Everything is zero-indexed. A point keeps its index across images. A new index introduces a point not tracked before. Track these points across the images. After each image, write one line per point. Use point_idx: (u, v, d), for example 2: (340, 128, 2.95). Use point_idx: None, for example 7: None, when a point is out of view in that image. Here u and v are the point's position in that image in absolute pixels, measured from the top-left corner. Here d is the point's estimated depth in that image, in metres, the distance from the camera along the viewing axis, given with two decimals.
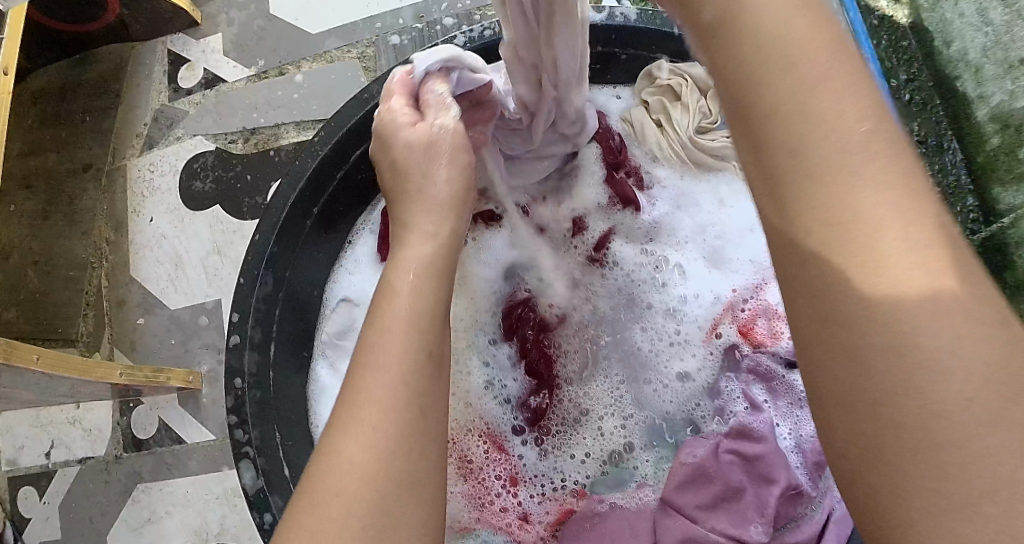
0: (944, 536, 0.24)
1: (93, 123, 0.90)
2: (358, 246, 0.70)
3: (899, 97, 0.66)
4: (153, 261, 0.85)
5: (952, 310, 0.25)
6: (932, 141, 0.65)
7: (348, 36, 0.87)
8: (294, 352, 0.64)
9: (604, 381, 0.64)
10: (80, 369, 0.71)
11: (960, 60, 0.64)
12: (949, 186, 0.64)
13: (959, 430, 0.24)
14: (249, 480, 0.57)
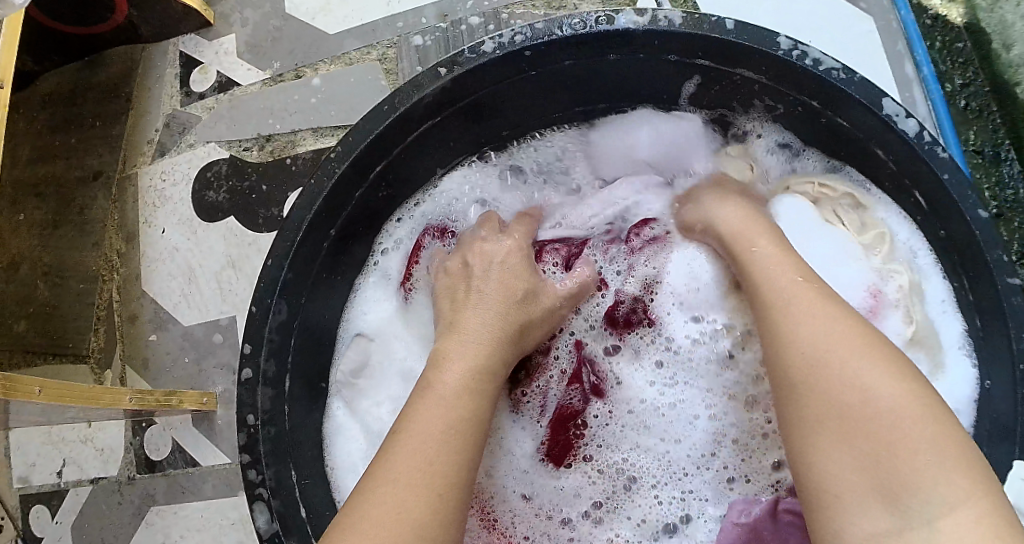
0: (811, 439, 0.42)
1: (104, 129, 0.87)
2: (384, 262, 0.70)
3: (956, 103, 0.77)
4: (165, 275, 0.82)
5: (822, 306, 0.47)
6: (989, 150, 0.76)
7: (368, 36, 0.82)
8: (309, 383, 0.63)
9: (651, 447, 0.65)
10: (87, 398, 0.69)
11: (1021, 64, 0.74)
12: (1008, 200, 0.74)
13: (808, 362, 0.44)
14: (263, 524, 0.56)
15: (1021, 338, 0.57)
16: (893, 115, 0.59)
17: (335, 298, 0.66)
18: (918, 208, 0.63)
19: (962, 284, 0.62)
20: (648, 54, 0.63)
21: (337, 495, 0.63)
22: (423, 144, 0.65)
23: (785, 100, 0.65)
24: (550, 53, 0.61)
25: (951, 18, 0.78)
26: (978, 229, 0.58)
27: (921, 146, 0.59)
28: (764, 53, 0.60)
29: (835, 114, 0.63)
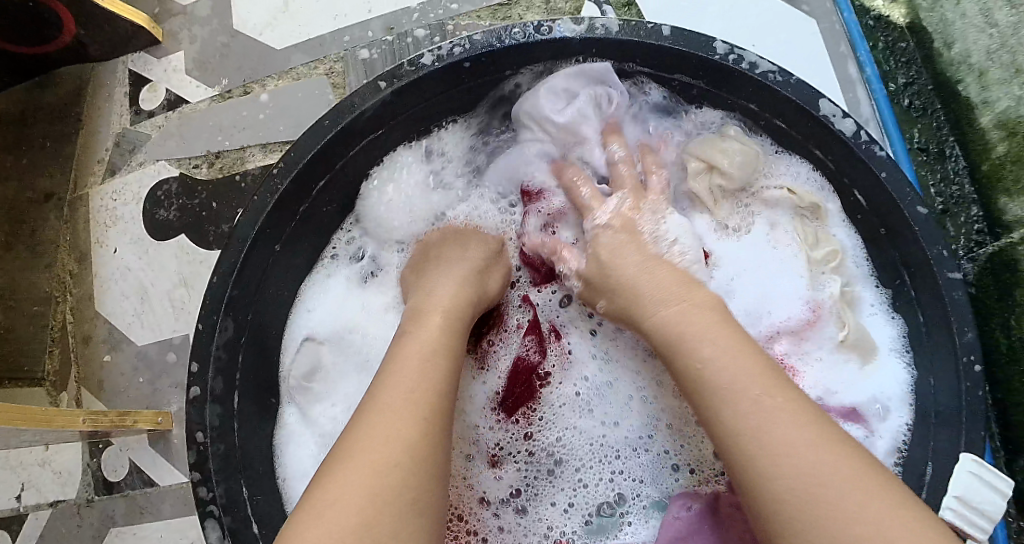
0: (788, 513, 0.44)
1: (55, 149, 0.87)
2: (334, 268, 0.69)
3: (899, 103, 0.78)
4: (119, 295, 0.81)
5: (743, 365, 0.50)
6: (935, 149, 0.76)
7: (315, 51, 0.82)
8: (259, 400, 0.63)
9: (581, 432, 0.67)
10: (41, 420, 0.68)
11: (962, 62, 0.73)
12: (953, 197, 0.75)
13: (756, 432, 0.47)
14: (215, 540, 0.56)
15: (963, 331, 0.59)
16: (829, 116, 0.60)
17: (284, 315, 0.66)
18: (856, 205, 0.64)
19: (903, 281, 0.63)
20: (585, 61, 0.63)
21: (289, 506, 0.63)
22: (367, 157, 0.65)
23: (729, 105, 0.66)
24: (491, 63, 0.62)
25: (894, 18, 0.79)
26: (918, 227, 0.60)
27: (858, 146, 0.60)
28: (701, 58, 0.61)
29: (773, 115, 0.64)
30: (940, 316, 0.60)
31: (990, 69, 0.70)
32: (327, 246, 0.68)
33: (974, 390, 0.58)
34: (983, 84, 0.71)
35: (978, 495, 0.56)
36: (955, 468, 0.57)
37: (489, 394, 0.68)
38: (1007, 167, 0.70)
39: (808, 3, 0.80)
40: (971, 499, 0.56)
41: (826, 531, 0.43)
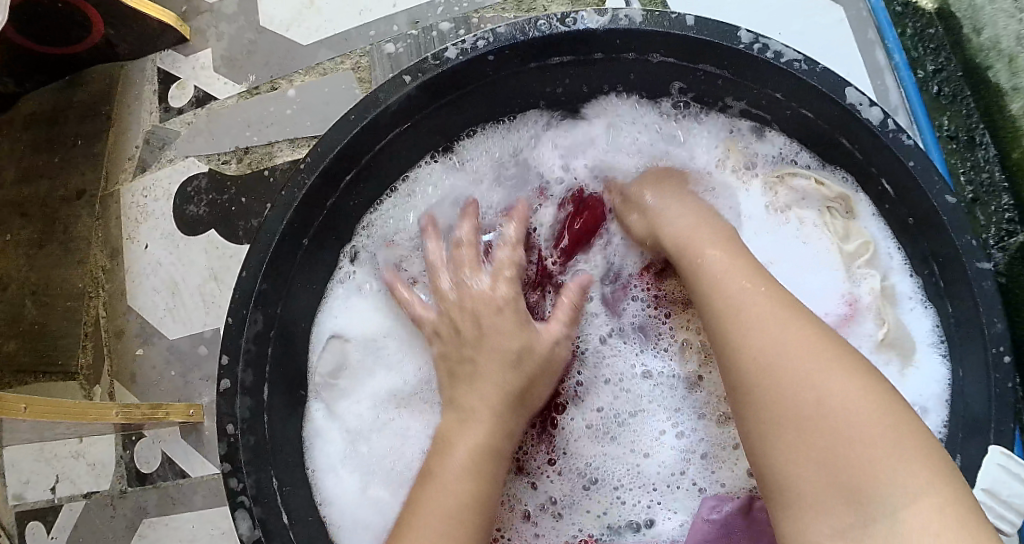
0: (765, 378, 0.46)
1: (86, 147, 0.88)
2: (358, 269, 0.70)
3: (928, 90, 0.76)
4: (150, 290, 0.83)
5: (743, 268, 0.54)
6: (963, 137, 0.75)
7: (340, 46, 0.83)
8: (290, 392, 0.64)
9: (618, 454, 0.67)
10: (73, 414, 0.69)
11: (990, 49, 0.72)
12: (983, 185, 0.73)
13: (748, 309, 0.50)
14: (245, 530, 0.57)
15: (992, 322, 0.58)
16: (855, 104, 0.60)
17: (313, 308, 0.67)
18: (885, 196, 0.64)
19: (932, 271, 0.62)
20: (605, 53, 0.63)
21: (319, 497, 0.64)
22: (393, 152, 0.65)
23: (752, 94, 0.65)
24: (512, 56, 0.61)
25: (922, 5, 0.77)
26: (946, 215, 0.59)
27: (886, 135, 0.59)
28: (725, 47, 0.60)
29: (800, 106, 0.63)
30: (969, 309, 0.59)
31: (1019, 54, 0.69)
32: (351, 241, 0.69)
33: (1004, 384, 0.57)
34: (1014, 71, 0.70)
35: (1005, 488, 0.55)
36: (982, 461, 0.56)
37: None
38: None
39: None
40: (998, 492, 0.55)
41: (800, 396, 0.44)
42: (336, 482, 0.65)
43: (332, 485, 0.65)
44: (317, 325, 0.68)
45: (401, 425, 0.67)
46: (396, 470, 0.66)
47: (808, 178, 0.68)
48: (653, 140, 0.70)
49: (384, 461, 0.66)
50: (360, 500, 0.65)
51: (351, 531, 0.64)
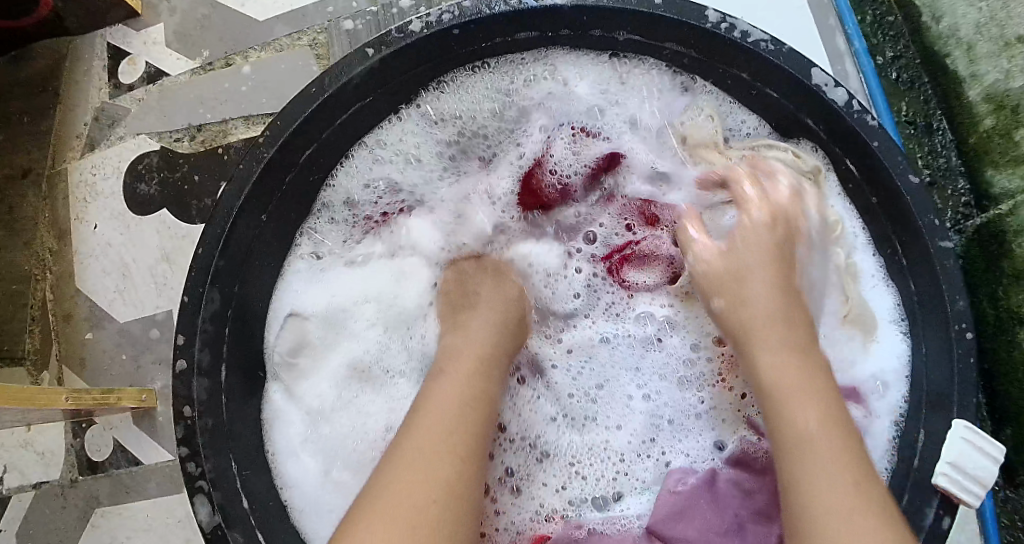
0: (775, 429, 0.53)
1: (33, 124, 0.85)
2: (324, 235, 0.68)
3: (886, 76, 0.74)
4: (100, 272, 0.80)
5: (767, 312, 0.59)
6: (921, 123, 0.73)
7: (297, 22, 0.80)
8: (247, 373, 0.62)
9: (587, 428, 0.67)
10: (20, 399, 0.65)
11: (949, 36, 0.70)
12: (939, 169, 0.72)
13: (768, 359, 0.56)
14: (204, 516, 0.55)
15: (954, 299, 0.57)
16: (820, 85, 0.59)
17: (269, 287, 0.65)
18: (848, 175, 0.63)
19: (894, 249, 0.62)
20: (572, 30, 0.62)
21: (280, 480, 0.62)
22: (354, 127, 0.64)
23: (716, 72, 0.64)
24: (480, 33, 0.61)
25: None
26: (909, 195, 0.58)
27: (850, 115, 0.59)
28: (690, 25, 0.59)
29: (764, 85, 0.62)
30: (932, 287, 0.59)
31: (978, 43, 0.69)
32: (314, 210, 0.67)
33: (966, 358, 0.56)
34: (972, 58, 0.69)
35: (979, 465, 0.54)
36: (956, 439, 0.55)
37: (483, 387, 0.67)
38: (996, 140, 0.68)
39: None
40: (963, 464, 0.54)
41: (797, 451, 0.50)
42: (297, 467, 0.63)
43: (295, 469, 0.63)
44: (276, 301, 0.66)
45: (368, 402, 0.67)
46: (360, 455, 0.65)
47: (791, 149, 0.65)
48: (646, 102, 0.68)
49: (347, 443, 0.65)
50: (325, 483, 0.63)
51: (314, 515, 0.61)
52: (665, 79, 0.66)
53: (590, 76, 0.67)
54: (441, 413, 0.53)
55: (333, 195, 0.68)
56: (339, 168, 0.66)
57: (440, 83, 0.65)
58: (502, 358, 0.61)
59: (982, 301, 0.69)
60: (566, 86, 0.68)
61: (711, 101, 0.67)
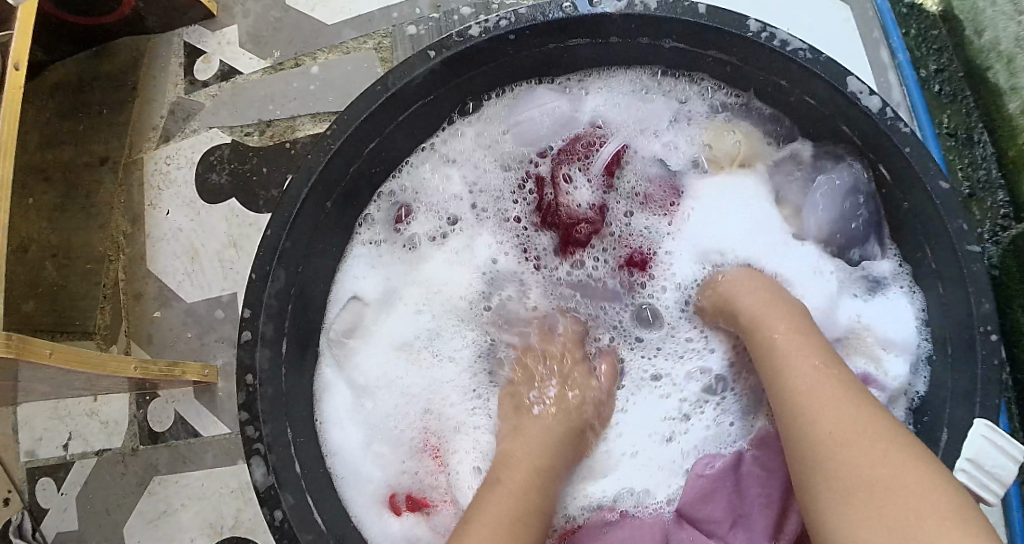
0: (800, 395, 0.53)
1: (111, 116, 0.91)
2: (374, 211, 0.70)
3: (929, 89, 0.75)
4: (170, 255, 0.84)
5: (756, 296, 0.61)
6: (963, 135, 0.74)
7: (364, 26, 0.85)
8: (305, 349, 0.64)
9: (638, 420, 0.67)
10: (95, 365, 0.68)
11: (990, 50, 0.70)
12: (979, 181, 0.72)
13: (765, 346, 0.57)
14: (260, 477, 0.56)
15: (980, 302, 0.56)
16: (856, 93, 0.58)
17: (329, 274, 0.68)
18: (880, 180, 0.62)
19: (924, 254, 0.61)
20: (620, 37, 0.63)
21: (327, 449, 0.64)
22: (415, 125, 0.67)
23: (758, 81, 0.64)
24: (536, 36, 0.63)
25: (926, 7, 0.76)
26: (940, 201, 0.57)
27: (884, 122, 0.58)
28: (731, 34, 0.60)
29: (802, 91, 0.62)
30: (959, 292, 0.57)
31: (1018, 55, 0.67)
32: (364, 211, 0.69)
33: (989, 360, 0.55)
34: (1012, 71, 0.68)
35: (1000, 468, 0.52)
36: (968, 433, 0.54)
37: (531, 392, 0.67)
38: None
39: None
40: (983, 461, 0.52)
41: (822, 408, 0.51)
42: (342, 437, 0.66)
43: (339, 439, 0.65)
44: (337, 285, 0.69)
45: (414, 383, 0.69)
46: (400, 434, 0.68)
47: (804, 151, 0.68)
48: (676, 107, 0.70)
49: (388, 421, 0.68)
50: (365, 455, 0.66)
51: (353, 483, 0.64)
52: (689, 89, 0.69)
53: (619, 85, 0.70)
54: (496, 528, 0.54)
55: (402, 193, 0.71)
56: (406, 163, 0.70)
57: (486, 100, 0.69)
58: (558, 474, 0.61)
59: (1015, 312, 0.69)
60: (593, 99, 0.71)
61: (731, 111, 0.69)
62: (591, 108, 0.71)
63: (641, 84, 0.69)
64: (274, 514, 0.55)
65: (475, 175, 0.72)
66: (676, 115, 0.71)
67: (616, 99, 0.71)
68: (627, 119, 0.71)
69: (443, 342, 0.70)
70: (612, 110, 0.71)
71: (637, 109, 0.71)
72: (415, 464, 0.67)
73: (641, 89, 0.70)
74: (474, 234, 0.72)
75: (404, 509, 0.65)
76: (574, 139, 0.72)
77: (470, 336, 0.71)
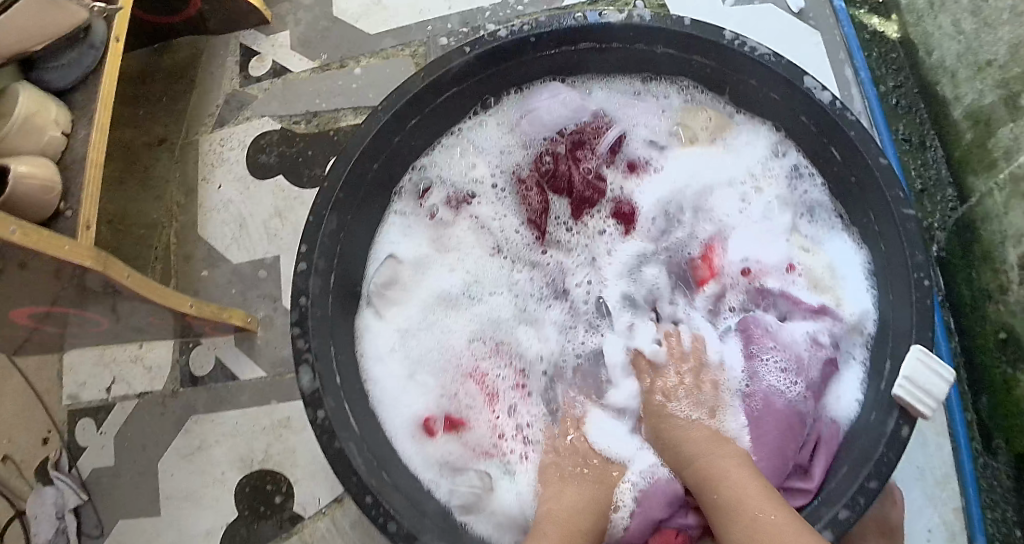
0: (752, 523, 0.56)
1: (170, 103, 1.03)
2: (406, 185, 0.82)
3: (887, 101, 0.84)
4: (219, 223, 0.95)
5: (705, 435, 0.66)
6: (916, 140, 0.82)
7: (402, 37, 0.99)
8: (350, 291, 0.75)
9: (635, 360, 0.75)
10: (161, 295, 0.77)
11: (938, 67, 0.78)
12: (930, 179, 0.80)
13: (720, 476, 0.61)
14: (306, 381, 0.66)
15: (913, 254, 0.63)
16: (810, 88, 0.69)
17: (372, 233, 0.79)
18: (833, 161, 0.71)
19: (869, 218, 0.69)
20: (621, 43, 0.76)
21: (366, 376, 0.74)
22: (451, 109, 0.79)
23: (732, 81, 0.75)
24: (552, 39, 0.76)
25: (887, 34, 0.86)
26: (880, 173, 0.66)
27: (834, 112, 0.68)
28: (712, 41, 0.72)
29: (768, 89, 0.73)
30: (896, 248, 0.65)
31: (959, 70, 0.75)
32: (401, 183, 0.81)
33: (922, 300, 0.62)
34: (955, 83, 0.75)
35: (934, 386, 0.59)
36: (905, 358, 0.61)
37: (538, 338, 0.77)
38: (973, 153, 0.74)
39: (814, 18, 0.87)
40: (918, 380, 0.59)
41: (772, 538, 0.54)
42: (381, 370, 0.75)
43: (378, 370, 0.75)
44: (377, 247, 0.80)
45: (448, 328, 0.78)
46: (438, 368, 0.76)
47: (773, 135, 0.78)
48: (664, 100, 0.81)
49: (429, 356, 0.76)
50: (406, 384, 0.75)
51: (393, 407, 0.73)
52: (671, 86, 0.80)
53: (614, 82, 0.82)
54: None
55: (430, 170, 0.82)
56: (437, 145, 0.82)
57: (504, 97, 0.82)
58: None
59: (959, 285, 0.76)
60: (597, 93, 0.82)
61: (710, 102, 0.80)
62: (596, 101, 0.82)
63: (633, 81, 0.81)
64: (318, 412, 0.65)
65: (500, 156, 0.83)
66: (665, 107, 0.81)
67: (616, 93, 0.82)
68: (625, 109, 0.82)
69: (478, 285, 0.80)
70: (611, 103, 0.82)
71: (633, 102, 0.82)
72: (450, 393, 0.75)
73: (633, 85, 0.81)
74: (495, 205, 0.82)
75: (440, 431, 0.73)
76: (581, 124, 0.82)
77: (504, 283, 0.80)
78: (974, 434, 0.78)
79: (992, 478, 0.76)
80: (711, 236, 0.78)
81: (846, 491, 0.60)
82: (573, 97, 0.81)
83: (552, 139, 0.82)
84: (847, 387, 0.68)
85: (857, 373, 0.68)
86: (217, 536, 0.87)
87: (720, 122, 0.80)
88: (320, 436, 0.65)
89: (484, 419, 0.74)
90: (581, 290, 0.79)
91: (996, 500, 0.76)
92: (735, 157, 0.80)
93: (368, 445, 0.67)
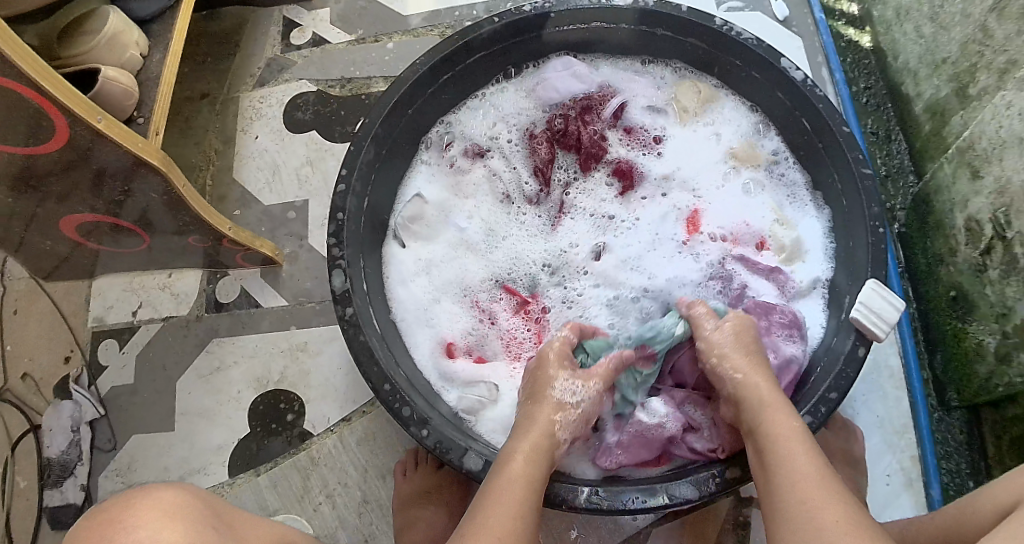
0: (775, 448, 0.60)
1: (215, 64, 1.12)
2: (433, 135, 0.91)
3: (859, 100, 0.97)
4: (254, 168, 1.04)
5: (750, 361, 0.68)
6: (882, 134, 0.94)
7: (433, 19, 1.10)
8: (380, 220, 0.84)
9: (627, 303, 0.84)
10: (207, 210, 0.86)
11: (903, 69, 0.91)
12: (894, 167, 0.92)
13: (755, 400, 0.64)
14: (338, 283, 0.74)
15: (870, 206, 0.75)
16: (787, 68, 0.81)
17: (401, 175, 0.88)
18: (805, 131, 0.82)
19: (833, 179, 0.80)
20: (629, 25, 0.88)
21: (390, 296, 0.83)
22: (477, 70, 0.89)
23: (722, 62, 0.88)
24: (571, 17, 0.88)
25: (861, 43, 0.99)
26: (842, 139, 0.78)
27: (805, 88, 0.80)
28: (705, 26, 0.85)
29: (752, 69, 0.85)
30: (856, 204, 0.76)
31: (920, 71, 0.87)
32: (429, 133, 0.91)
33: (878, 245, 0.73)
34: (917, 82, 0.88)
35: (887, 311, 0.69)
36: (861, 290, 0.71)
37: (543, 278, 0.87)
38: (930, 142, 0.86)
39: (796, 26, 1.00)
40: (873, 306, 0.70)
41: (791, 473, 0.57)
42: (404, 293, 0.84)
43: (402, 292, 0.84)
44: (406, 188, 0.89)
45: (464, 264, 0.88)
46: (454, 297, 0.86)
47: (759, 119, 0.89)
48: (662, 80, 0.93)
49: (446, 285, 0.86)
50: (426, 305, 0.84)
51: (412, 324, 0.83)
52: (668, 68, 0.92)
53: (618, 61, 0.94)
54: (511, 494, 0.61)
55: (456, 125, 0.92)
56: (463, 104, 0.92)
57: (523, 67, 0.93)
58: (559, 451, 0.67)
59: (914, 256, 0.88)
60: (604, 70, 0.94)
61: (702, 84, 0.91)
62: (603, 76, 0.94)
63: (635, 62, 0.93)
64: (346, 308, 0.73)
65: (518, 117, 0.94)
66: (662, 86, 0.93)
67: (619, 71, 0.94)
68: (628, 84, 0.93)
69: (491, 227, 0.89)
70: (617, 78, 0.93)
71: (635, 79, 0.93)
72: (462, 318, 0.85)
73: (636, 66, 0.93)
74: (511, 159, 0.92)
75: (459, 354, 0.83)
76: (589, 93, 0.92)
77: (516, 229, 0.90)
78: (930, 391, 0.86)
79: (947, 432, 0.85)
80: (701, 198, 0.88)
81: (809, 400, 0.69)
82: (584, 68, 0.92)
83: (562, 105, 0.93)
84: (810, 319, 0.79)
85: (818, 307, 0.80)
86: (228, 451, 0.92)
87: (710, 101, 0.91)
88: (345, 329, 0.73)
89: (493, 345, 0.84)
90: (585, 238, 0.88)
91: (950, 451, 0.84)
92: (724, 132, 0.91)
93: (386, 342, 0.75)
